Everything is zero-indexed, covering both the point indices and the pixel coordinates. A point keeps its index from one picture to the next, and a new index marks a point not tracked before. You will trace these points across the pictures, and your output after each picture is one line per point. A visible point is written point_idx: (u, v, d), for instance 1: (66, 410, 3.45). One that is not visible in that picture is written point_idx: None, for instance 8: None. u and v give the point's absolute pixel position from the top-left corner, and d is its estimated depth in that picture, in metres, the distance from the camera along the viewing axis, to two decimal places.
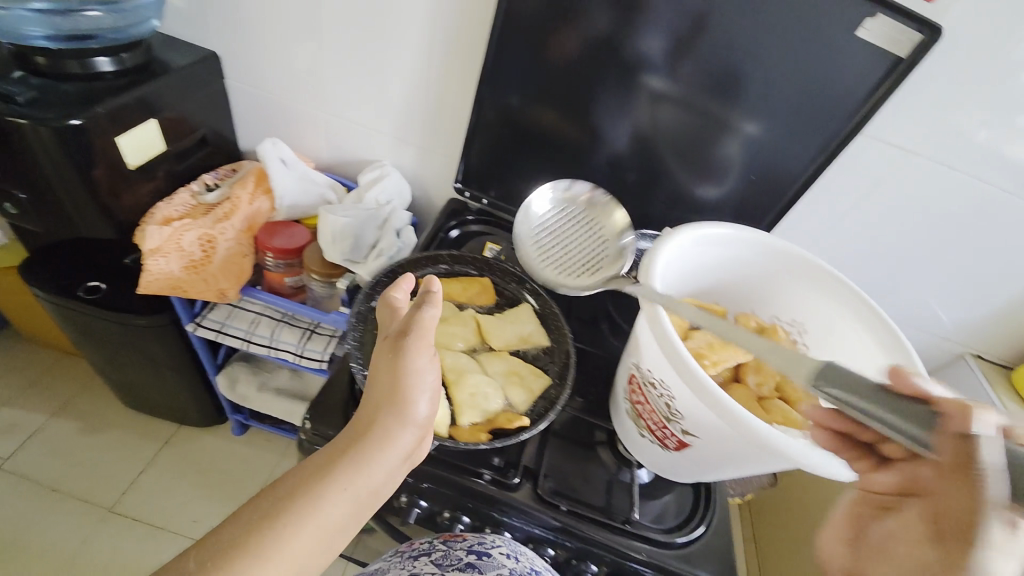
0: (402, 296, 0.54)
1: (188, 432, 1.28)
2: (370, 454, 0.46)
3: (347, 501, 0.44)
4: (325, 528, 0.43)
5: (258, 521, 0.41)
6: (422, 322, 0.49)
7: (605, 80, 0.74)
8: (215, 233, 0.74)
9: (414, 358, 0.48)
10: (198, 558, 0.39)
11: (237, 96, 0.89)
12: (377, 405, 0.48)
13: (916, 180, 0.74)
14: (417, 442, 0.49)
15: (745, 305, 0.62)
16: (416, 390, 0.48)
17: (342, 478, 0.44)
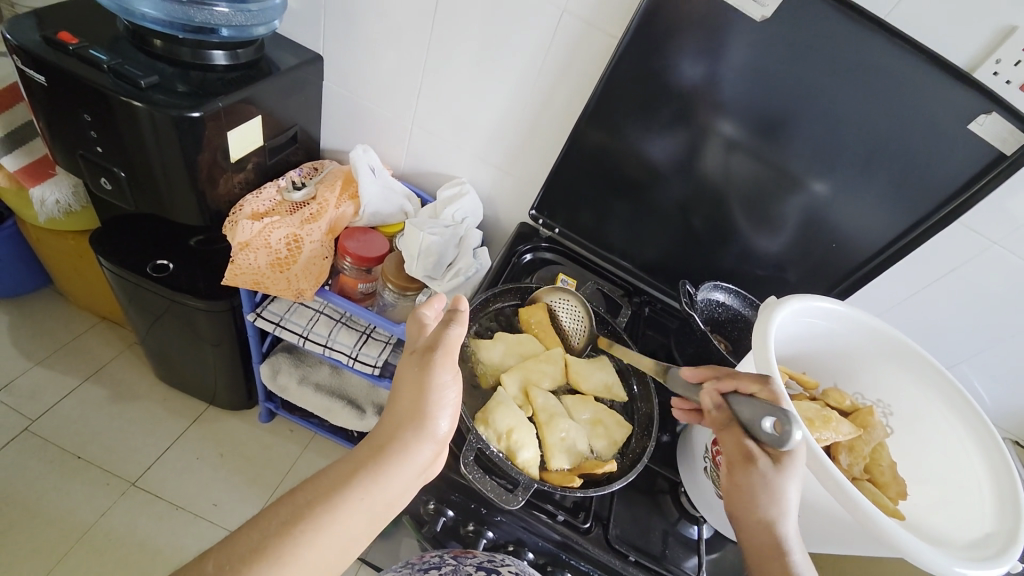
0: (434, 314, 0.56)
1: (215, 414, 1.28)
2: (388, 467, 0.49)
3: (364, 512, 0.47)
4: (341, 536, 0.46)
5: (284, 526, 0.44)
6: (450, 341, 0.51)
7: (701, 134, 0.76)
8: (302, 233, 0.76)
9: (439, 375, 0.51)
10: (219, 561, 0.41)
11: (330, 97, 0.92)
12: (397, 419, 0.51)
13: (994, 269, 0.76)
14: (433, 457, 0.52)
15: (829, 377, 0.62)
16: (437, 406, 0.51)
17: (359, 487, 0.47)
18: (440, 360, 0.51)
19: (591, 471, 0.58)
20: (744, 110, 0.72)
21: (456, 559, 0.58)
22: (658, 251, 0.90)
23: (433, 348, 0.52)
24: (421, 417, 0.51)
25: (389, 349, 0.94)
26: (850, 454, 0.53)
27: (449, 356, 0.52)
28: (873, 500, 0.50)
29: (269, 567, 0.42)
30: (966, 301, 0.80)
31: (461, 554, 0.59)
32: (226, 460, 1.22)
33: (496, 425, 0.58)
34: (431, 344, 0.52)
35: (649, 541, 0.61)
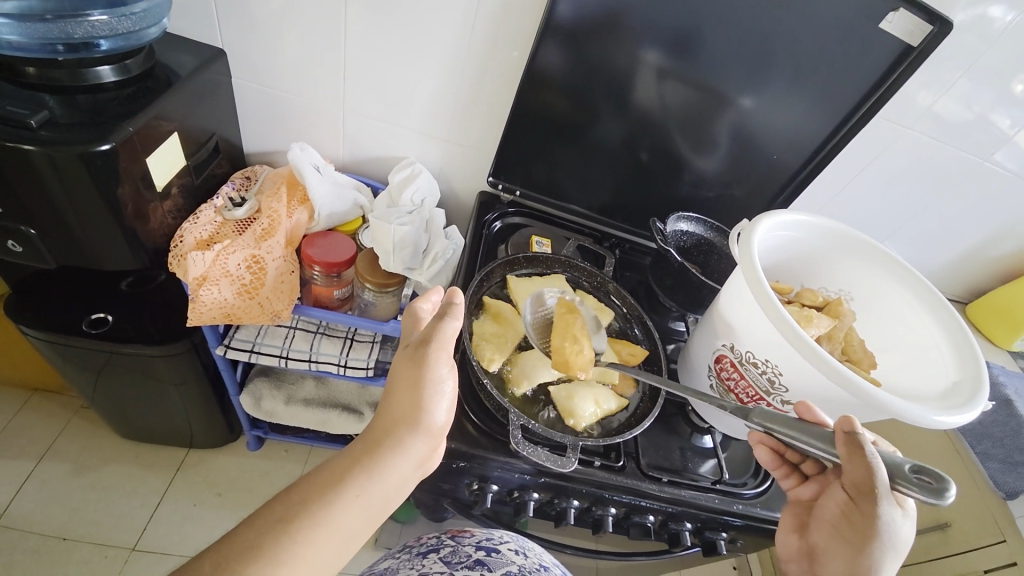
0: (431, 306, 0.58)
1: (200, 455, 1.21)
2: (383, 462, 0.50)
3: (360, 506, 0.49)
4: (338, 532, 0.47)
5: (280, 523, 0.45)
6: (445, 334, 0.52)
7: (641, 73, 0.77)
8: (262, 252, 0.70)
9: (435, 369, 0.52)
10: (213, 559, 0.42)
11: (243, 95, 0.83)
12: (393, 416, 0.52)
13: (907, 151, 0.86)
14: (429, 451, 0.54)
15: (796, 279, 0.69)
16: (433, 402, 0.52)
17: (356, 482, 0.49)
18: (435, 354, 0.52)
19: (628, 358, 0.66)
20: (675, 39, 0.73)
21: (454, 540, 0.65)
22: (618, 194, 0.92)
23: (426, 343, 0.53)
24: (416, 411, 0.52)
25: (377, 347, 0.92)
26: (830, 342, 0.60)
27: (442, 350, 0.53)
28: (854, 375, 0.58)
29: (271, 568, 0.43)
30: (886, 184, 0.91)
31: (458, 535, 0.65)
32: (226, 497, 1.17)
33: (590, 412, 0.61)
34: (422, 339, 0.53)
35: (671, 459, 0.68)
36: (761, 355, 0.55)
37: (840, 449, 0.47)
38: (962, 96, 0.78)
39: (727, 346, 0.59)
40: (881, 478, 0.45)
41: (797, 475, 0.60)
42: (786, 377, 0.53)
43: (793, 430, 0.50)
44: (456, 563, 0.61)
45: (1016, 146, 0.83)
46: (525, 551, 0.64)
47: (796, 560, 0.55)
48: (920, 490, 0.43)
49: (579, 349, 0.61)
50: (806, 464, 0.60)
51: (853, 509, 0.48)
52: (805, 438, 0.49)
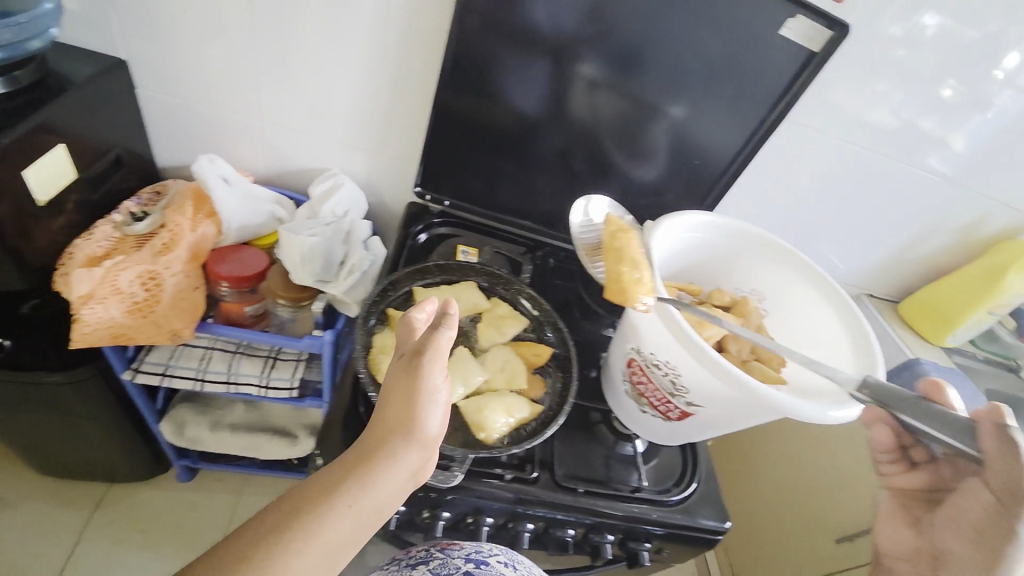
0: (427, 316, 0.52)
1: (126, 489, 1.14)
2: (375, 474, 0.45)
3: (351, 519, 0.44)
4: (332, 545, 0.42)
5: (272, 534, 0.41)
6: (439, 345, 0.47)
7: (559, 80, 0.77)
8: (158, 268, 0.66)
9: (429, 378, 0.47)
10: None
11: (154, 107, 0.80)
12: (384, 423, 0.47)
13: (822, 153, 0.88)
14: (423, 462, 0.48)
15: (711, 282, 0.69)
16: (425, 412, 0.47)
17: (350, 491, 0.44)
18: (429, 366, 0.47)
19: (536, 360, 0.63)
20: (601, 47, 0.73)
21: (444, 552, 0.59)
22: (549, 202, 0.91)
23: (420, 352, 0.47)
24: (409, 420, 0.47)
25: (303, 366, 0.88)
26: (737, 341, 0.60)
27: (438, 361, 0.48)
28: (761, 375, 0.58)
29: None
30: (812, 188, 0.93)
31: (448, 546, 0.60)
32: (153, 534, 1.09)
33: (499, 426, 0.57)
34: (417, 347, 0.48)
35: (593, 468, 0.66)
36: (662, 357, 0.53)
37: (985, 441, 0.40)
38: (883, 102, 0.81)
39: (635, 349, 0.57)
40: None
41: (903, 461, 0.55)
42: (685, 378, 0.52)
43: (923, 416, 0.42)
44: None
45: (929, 147, 0.86)
46: (516, 562, 0.60)
47: (911, 562, 0.50)
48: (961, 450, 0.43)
49: (639, 276, 0.54)
50: (919, 451, 0.54)
51: (998, 514, 0.42)
52: (932, 426, 0.42)
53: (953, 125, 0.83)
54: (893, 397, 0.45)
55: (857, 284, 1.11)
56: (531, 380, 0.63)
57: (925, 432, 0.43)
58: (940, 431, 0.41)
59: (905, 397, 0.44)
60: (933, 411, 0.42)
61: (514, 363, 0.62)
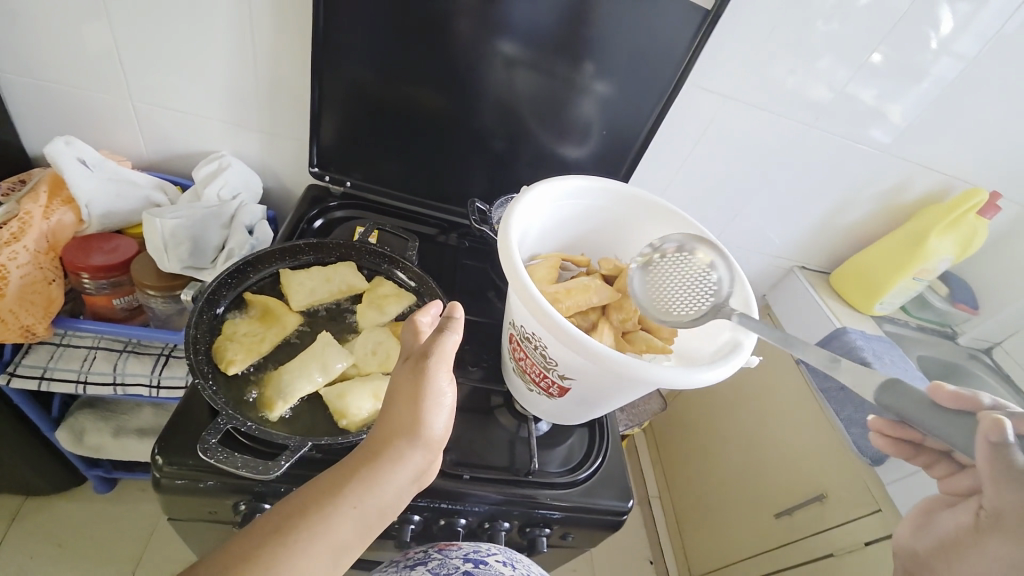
0: (432, 319, 0.48)
1: (39, 503, 1.07)
2: (379, 477, 0.42)
3: (355, 522, 0.41)
4: (334, 548, 0.39)
5: (277, 534, 0.38)
6: (445, 348, 0.43)
7: (447, 49, 0.71)
8: (2, 259, 0.61)
9: (435, 383, 0.43)
10: None
11: (10, 88, 0.74)
12: (389, 423, 0.44)
13: (738, 120, 0.84)
14: (428, 465, 0.45)
15: (605, 249, 0.66)
16: (430, 418, 0.43)
17: (354, 493, 0.41)
18: (434, 366, 0.43)
19: None
20: (517, 26, 0.69)
21: (441, 552, 0.55)
22: (459, 180, 0.87)
23: (427, 353, 0.44)
24: (414, 420, 0.43)
25: None
26: (621, 311, 0.55)
27: (445, 363, 0.44)
28: (645, 345, 0.55)
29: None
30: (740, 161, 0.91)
31: (445, 546, 0.56)
32: (68, 549, 1.03)
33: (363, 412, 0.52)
34: (424, 348, 0.44)
35: (490, 454, 0.63)
36: (529, 329, 0.50)
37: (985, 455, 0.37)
38: (823, 79, 0.79)
39: (512, 323, 0.54)
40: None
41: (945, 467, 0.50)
42: (550, 350, 0.48)
43: (931, 417, 0.38)
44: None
45: (843, 112, 0.83)
46: (515, 561, 0.56)
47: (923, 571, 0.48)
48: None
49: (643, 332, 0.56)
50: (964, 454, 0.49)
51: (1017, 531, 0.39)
52: (936, 428, 0.38)
53: (892, 96, 0.81)
54: (892, 402, 0.39)
55: (790, 257, 1.10)
56: None
57: (934, 437, 0.38)
58: (950, 436, 0.37)
59: (919, 398, 0.38)
60: (949, 416, 0.38)
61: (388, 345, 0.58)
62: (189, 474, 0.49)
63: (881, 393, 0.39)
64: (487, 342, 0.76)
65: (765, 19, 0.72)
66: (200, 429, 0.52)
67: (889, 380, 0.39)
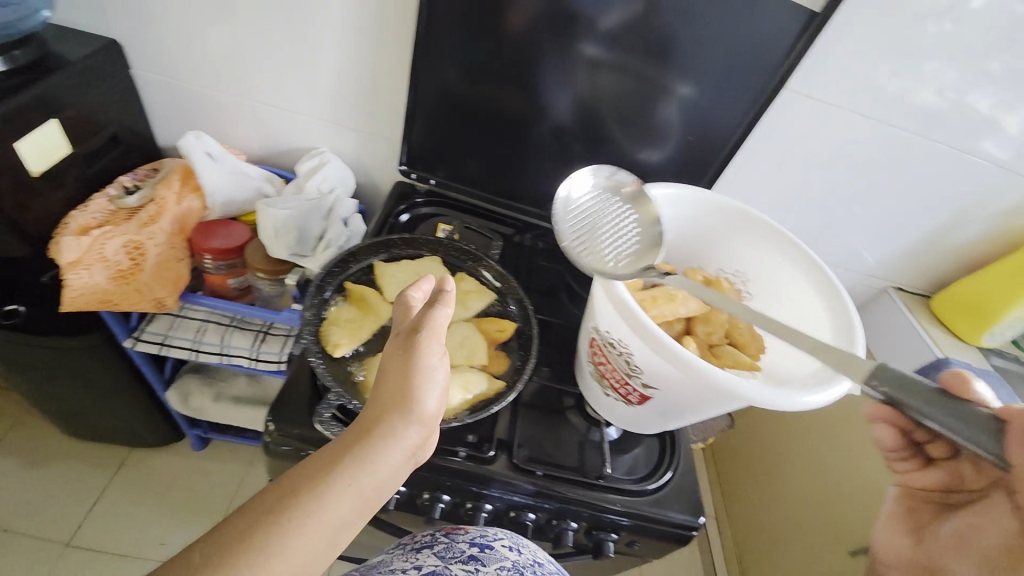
0: (422, 296, 0.50)
1: (147, 454, 1.21)
2: (375, 453, 0.43)
3: (351, 500, 0.41)
4: (330, 527, 0.40)
5: (270, 513, 0.38)
6: (437, 321, 0.46)
7: (536, 52, 0.72)
8: (143, 238, 0.70)
9: (426, 356, 0.45)
10: (203, 551, 0.36)
11: (150, 89, 0.84)
12: (383, 396, 0.45)
13: (837, 128, 0.79)
14: (422, 441, 0.46)
15: (691, 261, 0.66)
16: (422, 390, 0.45)
17: (351, 466, 0.42)
18: (426, 339, 0.45)
19: (498, 335, 0.62)
20: (602, 28, 0.69)
21: (448, 536, 0.58)
22: (537, 184, 0.88)
23: (417, 329, 0.46)
24: (408, 394, 0.44)
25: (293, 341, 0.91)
26: (707, 324, 0.55)
27: (436, 337, 0.46)
28: (733, 360, 0.53)
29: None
30: (833, 168, 0.85)
31: (452, 531, 0.59)
32: (168, 498, 1.16)
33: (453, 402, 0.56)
34: (414, 325, 0.46)
35: (563, 454, 0.64)
36: (615, 335, 0.50)
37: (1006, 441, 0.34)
38: (930, 82, 0.72)
39: (595, 328, 0.54)
40: None
41: (919, 458, 0.44)
42: (637, 358, 0.48)
43: (945, 413, 0.35)
44: (449, 558, 0.55)
45: (960, 120, 0.75)
46: (520, 546, 0.57)
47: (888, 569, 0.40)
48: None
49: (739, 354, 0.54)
50: (937, 447, 0.43)
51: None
52: (944, 422, 0.35)
53: (1016, 105, 0.73)
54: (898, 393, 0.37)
55: (883, 274, 1.01)
56: (492, 355, 0.61)
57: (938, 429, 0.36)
58: (963, 429, 0.35)
59: (923, 387, 0.36)
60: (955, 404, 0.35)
61: (474, 339, 0.61)
62: (293, 442, 0.55)
63: (873, 377, 0.38)
64: (559, 343, 0.76)
65: (872, 19, 0.68)
66: (301, 402, 0.57)
67: (882, 367, 0.38)
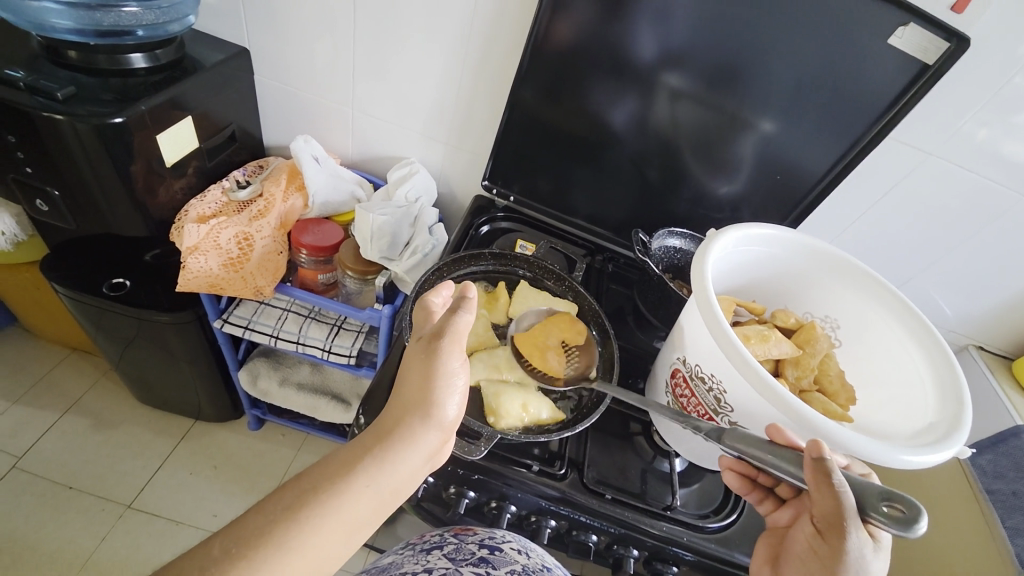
0: (443, 301, 0.52)
1: (204, 428, 1.28)
2: (394, 454, 0.45)
3: (370, 500, 0.43)
4: (348, 525, 0.42)
5: (290, 510, 0.40)
6: (459, 328, 0.48)
7: (630, 82, 0.74)
8: (251, 231, 0.77)
9: (446, 362, 0.47)
10: (223, 545, 0.38)
11: (263, 92, 0.91)
12: (403, 401, 0.47)
13: (933, 180, 0.76)
14: (440, 445, 0.48)
15: (778, 301, 0.65)
16: (441, 395, 0.47)
17: (370, 467, 0.44)
18: (448, 345, 0.47)
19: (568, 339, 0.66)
20: (688, 59, 0.70)
21: (457, 537, 0.59)
22: (613, 210, 0.89)
23: (439, 335, 0.48)
24: (428, 400, 0.46)
25: (363, 338, 0.95)
26: (796, 368, 0.56)
27: (456, 342, 0.48)
28: (822, 408, 0.54)
29: None
30: (916, 219, 0.81)
31: (462, 532, 0.60)
32: (221, 472, 1.22)
33: (510, 412, 0.59)
34: (437, 330, 0.48)
35: (628, 480, 0.64)
36: (707, 370, 0.52)
37: (807, 474, 0.42)
38: (1021, 137, 0.69)
39: (681, 360, 0.56)
40: (850, 513, 0.41)
41: (774, 499, 0.56)
42: (730, 396, 0.50)
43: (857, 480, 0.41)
44: (460, 561, 0.56)
45: None
46: (529, 551, 0.59)
47: None
48: (894, 523, 0.37)
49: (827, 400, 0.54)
50: (782, 488, 0.55)
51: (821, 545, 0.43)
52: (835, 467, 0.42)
53: None
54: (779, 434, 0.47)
55: (962, 331, 0.91)
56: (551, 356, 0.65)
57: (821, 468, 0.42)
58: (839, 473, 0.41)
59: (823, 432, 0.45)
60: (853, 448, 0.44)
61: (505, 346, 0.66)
62: None
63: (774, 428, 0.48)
64: (626, 369, 0.76)
65: (982, 74, 0.66)
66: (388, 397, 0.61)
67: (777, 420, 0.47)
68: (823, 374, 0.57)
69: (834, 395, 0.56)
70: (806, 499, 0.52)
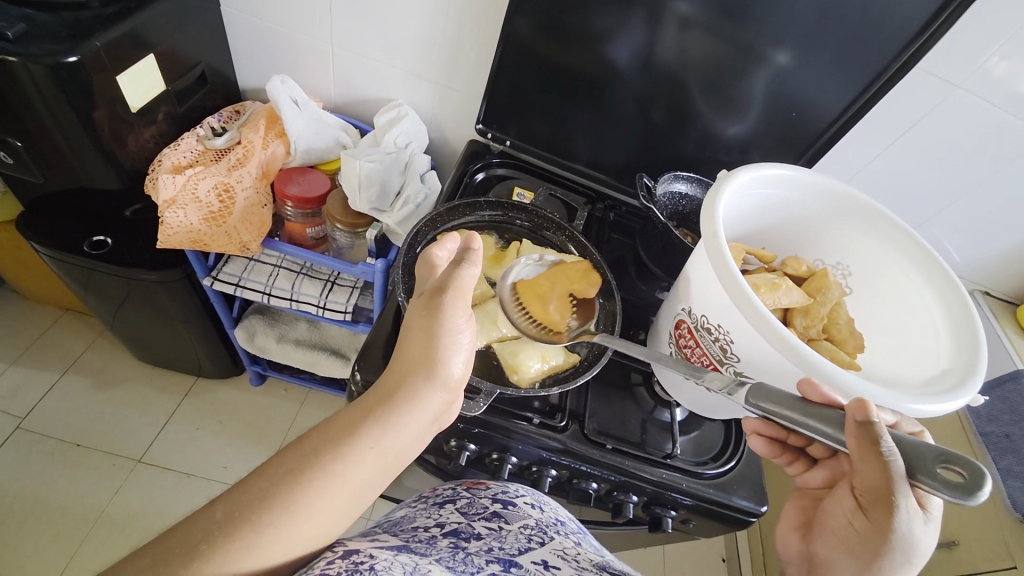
0: (447, 255, 0.49)
1: (206, 385, 1.28)
2: (398, 416, 0.43)
3: (374, 462, 0.42)
4: (353, 487, 0.41)
5: (291, 473, 0.39)
6: (462, 283, 0.45)
7: (634, 7, 0.67)
8: (232, 181, 0.73)
9: (451, 319, 0.45)
10: (225, 508, 0.37)
11: (232, 27, 0.83)
12: (406, 361, 0.46)
13: (956, 118, 0.71)
14: (446, 406, 0.47)
15: (788, 247, 0.62)
16: (446, 354, 0.45)
17: (375, 429, 0.42)
18: (454, 302, 0.45)
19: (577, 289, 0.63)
20: None
21: (470, 491, 0.58)
22: (615, 154, 0.84)
23: (443, 290, 0.45)
24: (433, 360, 0.45)
25: (358, 293, 0.93)
26: (806, 317, 0.54)
27: (461, 299, 0.46)
28: (830, 356, 0.52)
29: (253, 541, 0.36)
30: (933, 160, 0.76)
31: (474, 486, 0.59)
32: (226, 427, 1.24)
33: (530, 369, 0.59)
34: (439, 286, 0.45)
35: (628, 430, 0.64)
36: (715, 320, 0.50)
37: (851, 440, 0.39)
38: None
39: (686, 311, 0.54)
40: (899, 482, 0.38)
41: (804, 460, 0.53)
42: (737, 346, 0.48)
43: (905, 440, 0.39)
44: (472, 515, 0.54)
45: None
46: (542, 505, 0.58)
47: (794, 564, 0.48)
48: (949, 488, 0.35)
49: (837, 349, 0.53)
50: (814, 448, 0.52)
51: (862, 517, 0.41)
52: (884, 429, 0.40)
53: None
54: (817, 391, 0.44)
55: (970, 278, 0.89)
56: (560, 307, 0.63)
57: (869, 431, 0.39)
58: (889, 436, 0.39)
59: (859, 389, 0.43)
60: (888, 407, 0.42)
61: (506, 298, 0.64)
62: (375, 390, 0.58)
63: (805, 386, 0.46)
64: (628, 320, 0.74)
65: None
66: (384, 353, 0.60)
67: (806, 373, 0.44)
68: (833, 322, 0.56)
69: (842, 344, 0.55)
70: (841, 460, 0.49)
